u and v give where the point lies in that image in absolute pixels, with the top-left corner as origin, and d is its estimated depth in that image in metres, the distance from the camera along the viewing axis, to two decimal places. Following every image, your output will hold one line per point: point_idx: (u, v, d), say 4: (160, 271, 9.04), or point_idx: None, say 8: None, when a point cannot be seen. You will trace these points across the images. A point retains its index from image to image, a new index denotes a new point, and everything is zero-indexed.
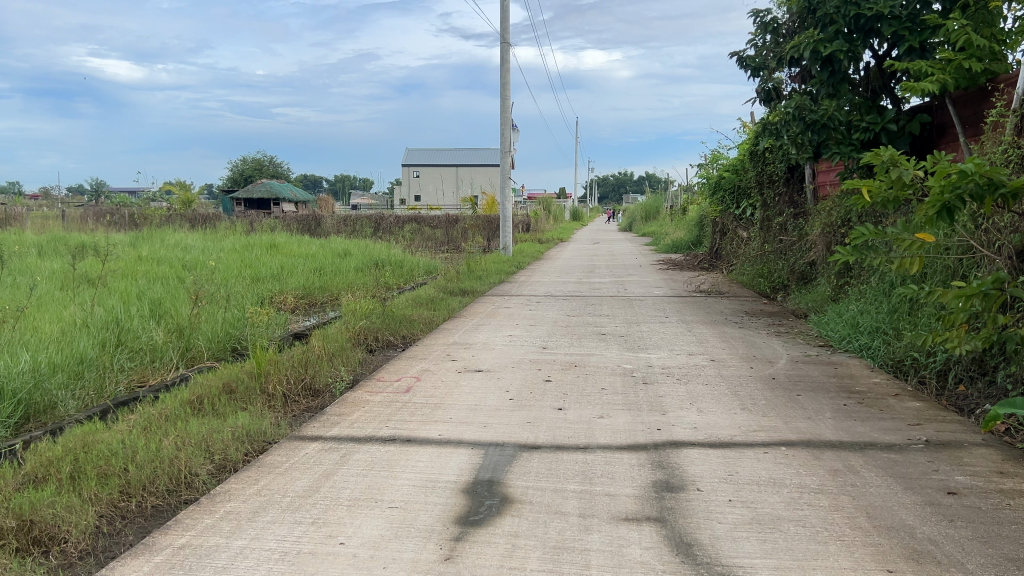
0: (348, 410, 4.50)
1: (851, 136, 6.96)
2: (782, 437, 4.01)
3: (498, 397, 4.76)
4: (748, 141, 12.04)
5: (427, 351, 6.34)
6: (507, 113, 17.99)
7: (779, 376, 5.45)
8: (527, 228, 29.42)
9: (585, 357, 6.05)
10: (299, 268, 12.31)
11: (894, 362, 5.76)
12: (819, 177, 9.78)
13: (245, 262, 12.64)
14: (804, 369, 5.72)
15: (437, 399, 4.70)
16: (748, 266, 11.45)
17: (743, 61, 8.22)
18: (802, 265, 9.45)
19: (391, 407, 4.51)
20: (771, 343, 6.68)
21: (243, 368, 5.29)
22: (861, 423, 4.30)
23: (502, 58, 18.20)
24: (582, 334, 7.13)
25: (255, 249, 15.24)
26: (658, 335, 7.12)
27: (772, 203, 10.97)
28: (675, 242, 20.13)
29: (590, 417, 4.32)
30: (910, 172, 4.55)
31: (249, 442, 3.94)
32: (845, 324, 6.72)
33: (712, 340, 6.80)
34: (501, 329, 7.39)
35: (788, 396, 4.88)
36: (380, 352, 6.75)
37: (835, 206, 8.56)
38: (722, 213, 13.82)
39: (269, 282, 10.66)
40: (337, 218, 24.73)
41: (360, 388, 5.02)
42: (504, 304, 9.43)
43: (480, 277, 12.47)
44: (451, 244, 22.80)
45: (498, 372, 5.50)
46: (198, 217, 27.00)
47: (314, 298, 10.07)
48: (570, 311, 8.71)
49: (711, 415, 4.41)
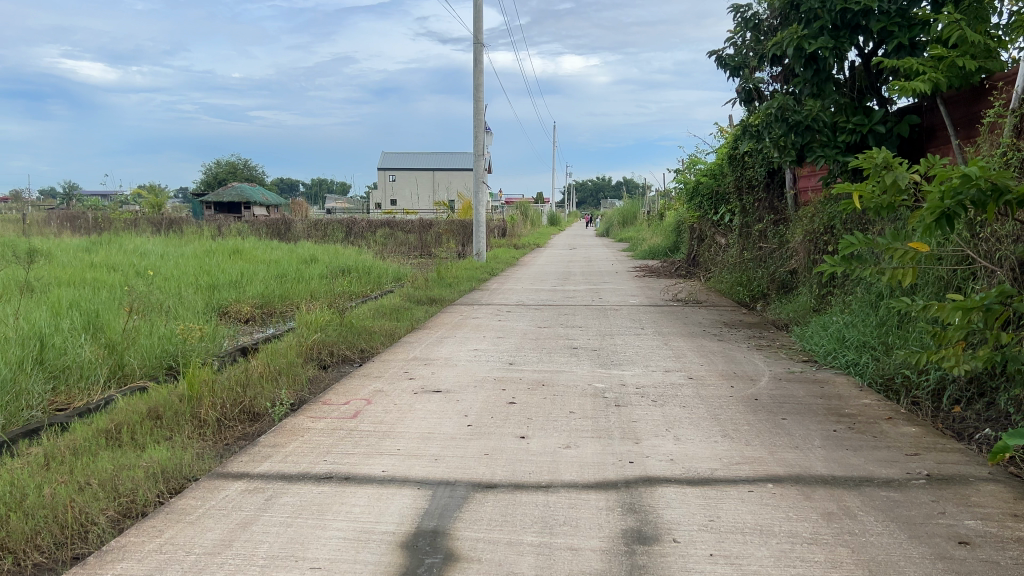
0: (284, 440, 4.02)
1: (837, 138, 6.60)
2: (768, 471, 3.58)
3: (454, 423, 4.30)
4: (727, 145, 11.69)
5: (384, 368, 5.87)
6: (480, 116, 17.55)
7: (762, 397, 5.04)
8: (504, 234, 28.95)
9: (554, 375, 5.60)
10: (260, 275, 11.77)
11: (884, 379, 5.37)
12: (801, 182, 9.44)
13: (203, 268, 12.10)
14: (789, 388, 5.31)
15: (385, 426, 4.24)
16: (726, 273, 11.08)
17: (722, 61, 7.84)
18: (783, 273, 9.09)
19: (333, 436, 4.04)
20: (753, 358, 6.27)
21: (175, 390, 4.79)
22: (854, 453, 3.88)
23: (476, 60, 17.81)
24: (552, 348, 6.68)
25: (217, 255, 14.67)
26: (633, 349, 6.69)
27: (750, 209, 10.63)
28: (653, 249, 19.79)
29: (555, 447, 3.87)
30: (907, 176, 4.17)
31: (165, 481, 3.45)
32: (830, 338, 6.35)
33: (690, 355, 6.38)
34: (467, 342, 6.93)
35: (772, 420, 4.47)
36: (334, 369, 6.26)
37: (818, 212, 8.21)
38: (700, 219, 13.46)
39: (225, 290, 10.13)
40: (307, 221, 24.15)
41: (302, 413, 4.55)
42: (472, 314, 8.98)
43: (450, 285, 12.00)
44: (424, 250, 22.28)
45: (457, 392, 5.04)
46: (164, 222, 26.29)
47: (272, 308, 9.55)
48: (541, 322, 8.27)
49: (689, 443, 3.97)
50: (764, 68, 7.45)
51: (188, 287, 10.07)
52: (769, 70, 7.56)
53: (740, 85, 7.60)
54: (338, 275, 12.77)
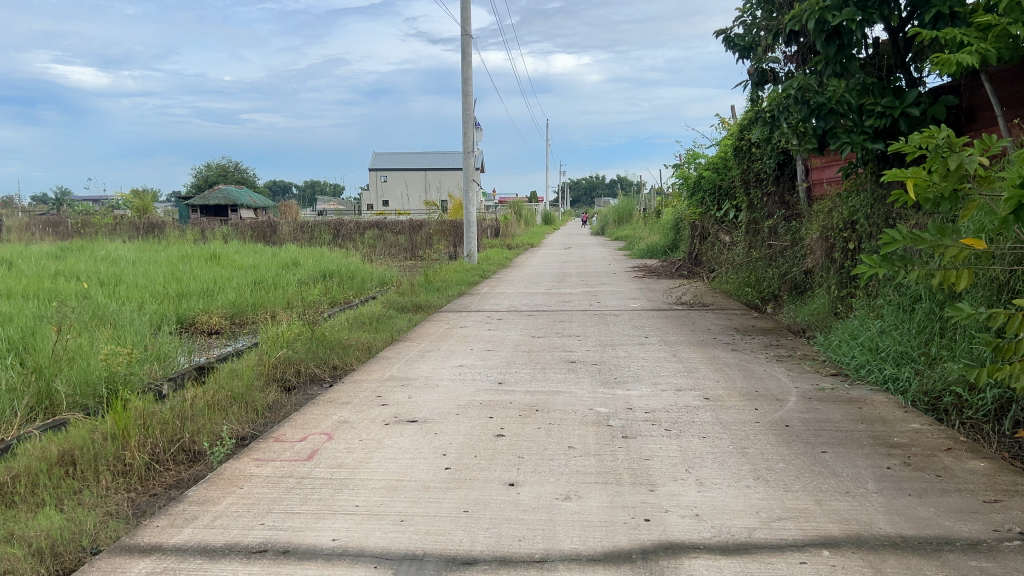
0: (217, 494, 3.27)
1: (864, 122, 5.86)
2: (820, 532, 2.84)
3: (427, 466, 3.54)
4: (732, 135, 10.96)
5: (354, 391, 5.12)
6: (469, 111, 16.79)
7: (792, 423, 4.31)
8: (496, 234, 28.21)
9: (550, 397, 4.86)
10: (235, 282, 11.01)
11: (930, 398, 4.67)
12: (815, 174, 8.61)
13: (175, 275, 11.34)
14: (822, 410, 4.57)
15: (345, 471, 3.48)
16: (733, 273, 10.39)
17: (730, 41, 7.08)
18: (797, 273, 8.38)
19: (279, 489, 3.29)
20: (774, 372, 5.52)
21: (99, 425, 4.04)
22: (921, 501, 3.14)
23: (463, 54, 17.12)
24: (547, 362, 5.93)
25: (193, 260, 13.86)
26: (638, 362, 5.95)
27: (758, 204, 9.88)
28: (650, 247, 19.08)
29: (551, 500, 3.13)
30: (974, 159, 3.43)
31: (54, 558, 2.69)
32: (861, 348, 5.64)
33: (702, 369, 5.63)
34: (452, 357, 6.18)
35: (811, 454, 3.73)
36: (299, 392, 5.51)
37: (838, 206, 7.51)
38: (702, 215, 12.74)
39: (193, 300, 9.36)
40: (293, 223, 23.39)
41: (248, 453, 3.80)
42: (459, 323, 8.23)
43: (437, 289, 11.24)
44: (414, 251, 21.50)
45: (436, 421, 4.29)
46: (146, 225, 25.43)
47: (242, 318, 8.78)
48: (534, 331, 7.52)
49: (716, 491, 3.24)
50: (777, 47, 6.71)
51: (152, 298, 9.30)
52: (783, 49, 6.82)
53: (751, 66, 6.83)
54: (319, 281, 12.00)
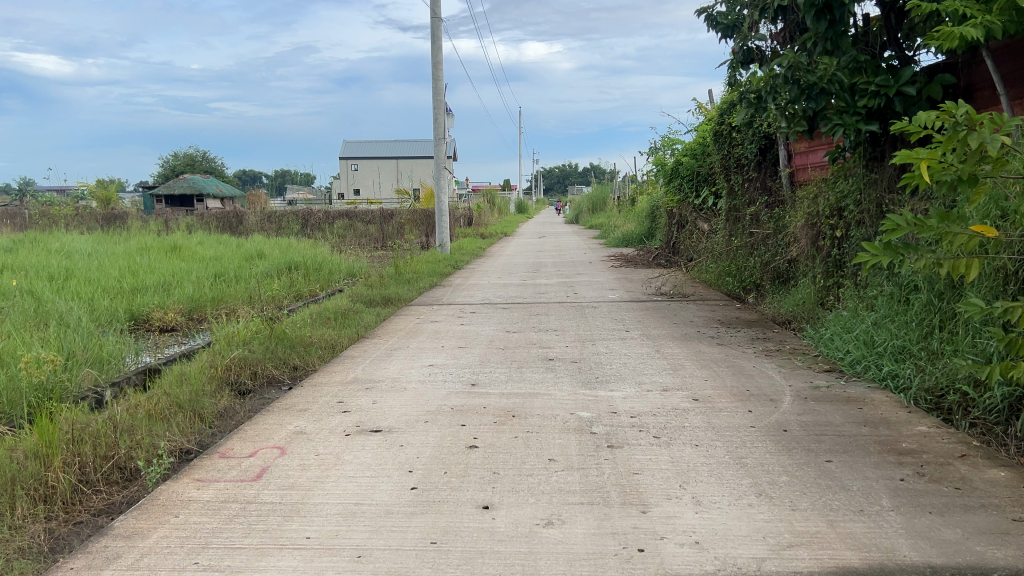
0: (149, 525, 2.86)
1: (857, 103, 5.52)
2: (838, 562, 2.48)
3: (391, 487, 3.15)
4: (710, 120, 10.60)
5: (313, 395, 4.71)
6: (439, 97, 16.32)
7: (790, 427, 3.97)
8: (469, 223, 27.76)
9: (527, 400, 4.49)
10: (194, 275, 10.52)
11: (933, 397, 4.36)
12: (798, 159, 8.28)
13: (131, 269, 10.81)
14: (820, 411, 4.23)
15: (297, 495, 3.08)
16: (712, 262, 10.08)
17: (712, 19, 6.68)
18: (781, 262, 8.08)
19: (219, 518, 2.89)
20: (764, 369, 5.19)
21: (21, 442, 3.60)
22: (944, 520, 2.80)
23: (433, 38, 16.65)
24: (523, 360, 5.55)
25: (151, 252, 13.29)
26: (620, 358, 5.59)
27: (738, 191, 9.54)
28: (625, 236, 18.79)
29: (531, 526, 2.76)
30: (997, 138, 3.08)
31: None
32: (855, 342, 5.32)
33: (689, 366, 5.29)
34: (421, 355, 5.78)
35: (815, 465, 3.39)
36: (254, 397, 5.08)
37: (824, 191, 7.20)
38: (679, 202, 12.42)
39: (148, 295, 8.87)
40: (260, 214, 22.82)
41: (189, 473, 3.39)
42: (430, 317, 7.81)
43: (407, 281, 10.82)
44: (385, 241, 20.99)
45: (401, 431, 3.89)
46: (107, 216, 24.64)
47: (200, 314, 8.31)
48: (509, 326, 7.13)
49: (715, 511, 2.89)
50: (762, 24, 6.33)
51: (104, 294, 8.79)
52: (769, 26, 6.45)
53: (735, 44, 6.45)
54: (283, 273, 11.51)
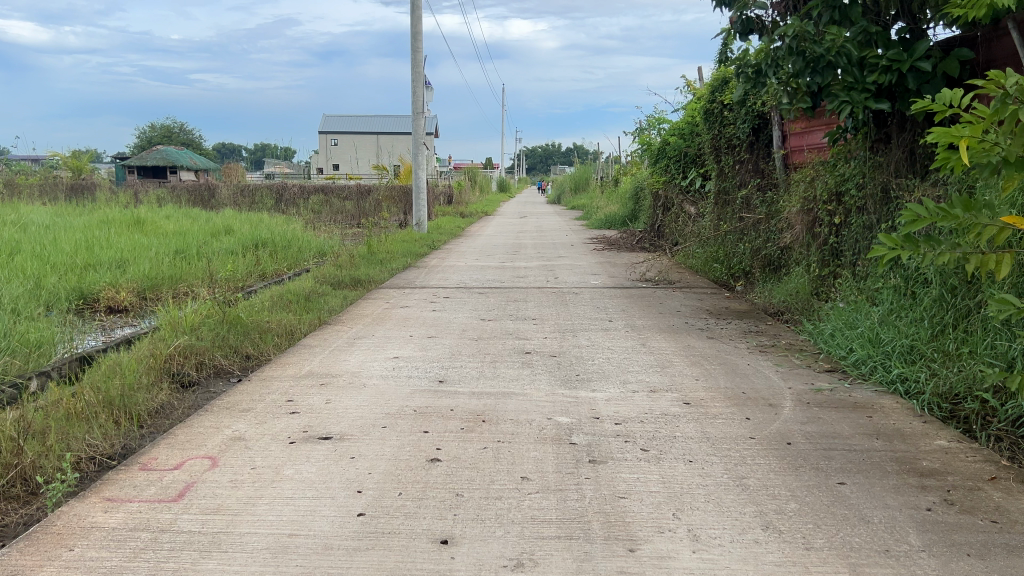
0: (36, 560, 2.36)
1: (866, 78, 5.03)
2: None
3: (333, 513, 2.67)
4: (700, 97, 10.09)
5: (261, 392, 4.21)
6: (418, 69, 15.70)
7: (794, 439, 3.53)
8: (449, 201, 27.16)
9: (499, 401, 4.01)
10: (154, 250, 9.93)
11: (948, 404, 3.94)
12: (793, 140, 7.80)
13: (87, 243, 10.21)
14: (826, 420, 3.79)
15: (221, 523, 2.59)
16: (699, 247, 9.64)
17: None
18: (772, 249, 7.64)
19: (122, 553, 2.39)
20: (760, 368, 4.74)
21: None
22: (987, 565, 2.37)
23: (413, 8, 16.02)
24: (497, 354, 5.08)
25: (113, 225, 12.64)
26: (603, 353, 5.13)
27: (728, 173, 9.06)
28: (608, 217, 18.31)
29: (496, 570, 2.29)
30: None
31: None
32: (859, 339, 4.88)
33: (678, 363, 4.83)
34: (386, 346, 5.29)
35: (828, 490, 2.95)
36: (198, 391, 4.58)
37: (822, 174, 6.76)
38: (666, 183, 11.94)
39: (100, 272, 8.30)
40: (233, 188, 22.13)
41: (100, 490, 2.89)
42: (400, 301, 7.30)
43: (380, 261, 10.28)
44: (362, 218, 20.37)
45: (354, 439, 3.41)
46: (76, 187, 23.84)
47: (155, 293, 7.76)
48: (484, 313, 6.64)
49: (717, 550, 2.43)
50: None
51: (52, 270, 8.20)
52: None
53: (733, 13, 5.88)
54: (250, 250, 10.94)
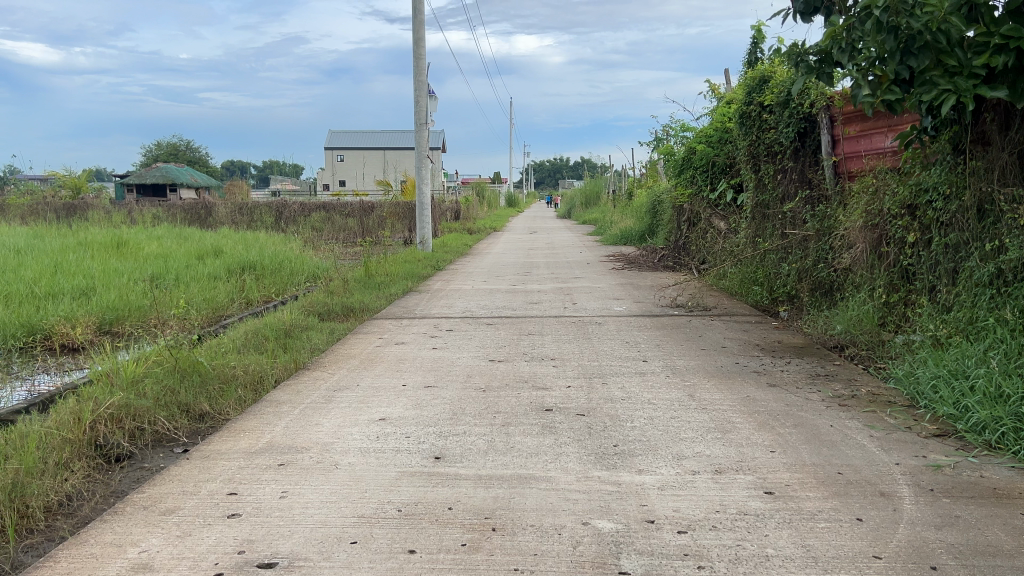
0: None
1: (973, 60, 4.08)
2: None
3: None
4: (734, 99, 9.05)
5: (200, 479, 3.16)
6: (421, 79, 14.74)
7: (940, 558, 2.46)
8: (456, 217, 26.16)
9: (514, 494, 2.94)
10: (127, 276, 8.93)
11: None
12: (847, 146, 6.74)
13: (56, 268, 9.21)
14: (971, 522, 2.73)
15: None
16: (735, 267, 8.57)
17: None
18: (825, 270, 6.58)
19: None
20: (850, 433, 3.67)
21: None
22: None
23: (415, 14, 15.08)
24: (511, 412, 4.03)
25: (91, 248, 11.66)
26: (644, 409, 4.07)
27: (769, 183, 8.00)
28: (624, 232, 17.26)
29: None
30: None
31: None
32: (972, 394, 3.80)
33: (743, 426, 3.77)
34: (372, 402, 4.24)
35: None
36: (126, 469, 3.53)
37: (892, 182, 5.70)
38: (690, 197, 10.89)
39: (59, 302, 7.30)
40: (231, 205, 21.20)
41: None
42: (396, 337, 6.26)
43: (377, 286, 9.24)
44: (365, 235, 19.39)
45: (308, 567, 2.37)
46: (67, 207, 22.89)
47: (117, 328, 6.74)
48: (493, 352, 5.58)
49: None
50: None
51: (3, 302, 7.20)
52: None
53: None
54: (235, 274, 9.95)
